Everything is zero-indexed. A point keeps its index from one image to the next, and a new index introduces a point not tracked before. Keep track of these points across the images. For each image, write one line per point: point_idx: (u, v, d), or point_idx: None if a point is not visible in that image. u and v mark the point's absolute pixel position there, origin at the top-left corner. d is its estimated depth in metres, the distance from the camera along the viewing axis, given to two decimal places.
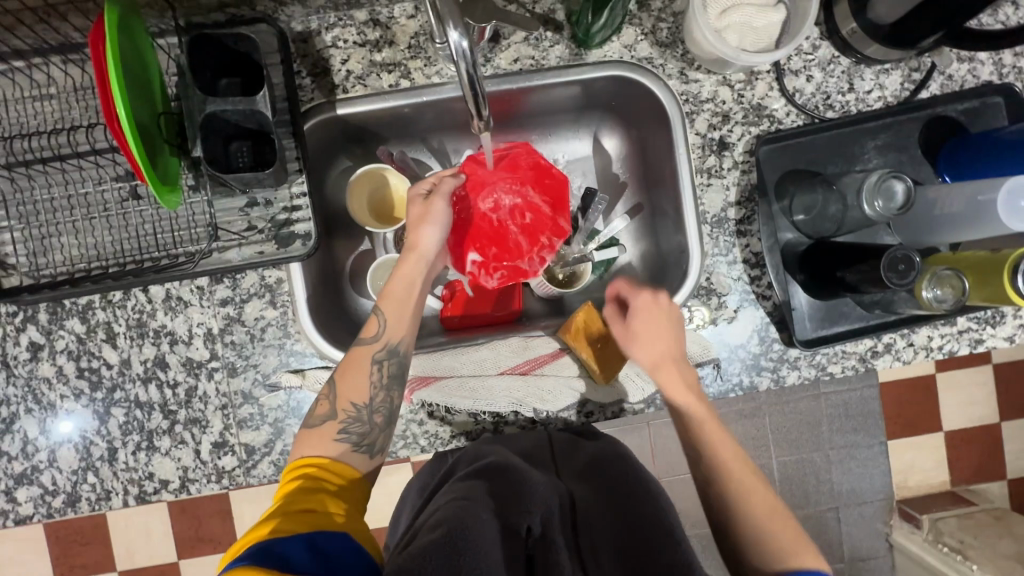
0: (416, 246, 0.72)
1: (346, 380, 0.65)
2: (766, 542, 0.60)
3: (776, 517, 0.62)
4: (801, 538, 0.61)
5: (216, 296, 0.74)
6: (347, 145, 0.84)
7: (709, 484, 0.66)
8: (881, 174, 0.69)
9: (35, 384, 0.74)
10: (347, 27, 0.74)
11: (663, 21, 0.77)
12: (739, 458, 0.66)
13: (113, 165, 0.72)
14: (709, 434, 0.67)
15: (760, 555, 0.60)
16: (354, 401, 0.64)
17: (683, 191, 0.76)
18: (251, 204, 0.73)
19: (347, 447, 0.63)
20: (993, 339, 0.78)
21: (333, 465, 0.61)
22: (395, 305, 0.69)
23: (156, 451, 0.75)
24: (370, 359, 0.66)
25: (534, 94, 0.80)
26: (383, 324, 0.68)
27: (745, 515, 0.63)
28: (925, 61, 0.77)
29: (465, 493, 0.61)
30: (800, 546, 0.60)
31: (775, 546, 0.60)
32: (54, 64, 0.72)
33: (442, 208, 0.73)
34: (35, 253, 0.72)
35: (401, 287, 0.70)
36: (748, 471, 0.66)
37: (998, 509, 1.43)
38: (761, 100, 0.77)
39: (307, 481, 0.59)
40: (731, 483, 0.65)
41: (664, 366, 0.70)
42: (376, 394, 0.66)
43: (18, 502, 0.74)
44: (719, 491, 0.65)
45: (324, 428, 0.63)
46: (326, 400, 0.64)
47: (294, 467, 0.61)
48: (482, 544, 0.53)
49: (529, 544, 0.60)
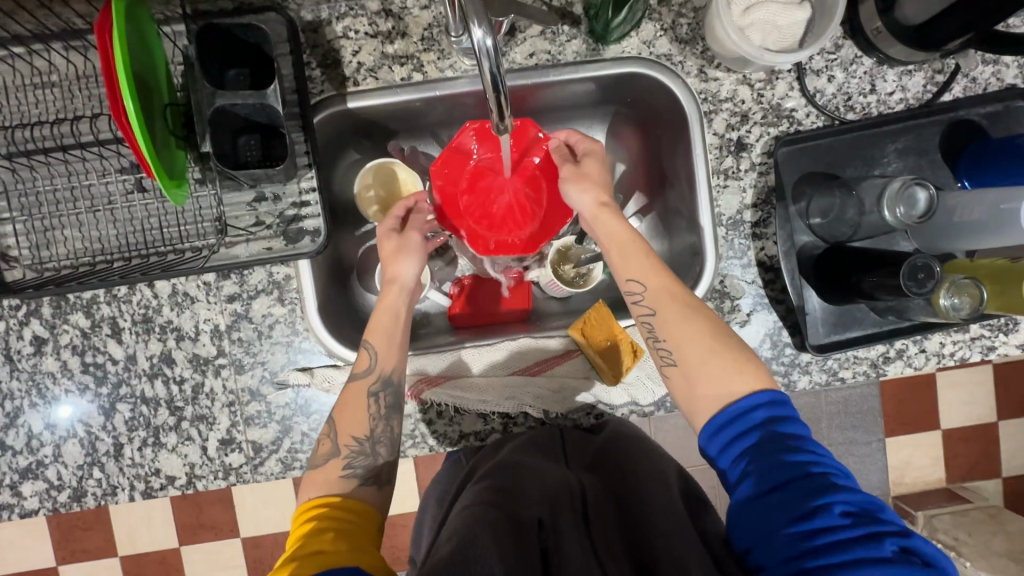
0: (395, 279, 0.71)
1: (345, 414, 0.67)
2: (713, 370, 0.61)
3: (717, 343, 0.62)
4: (745, 358, 0.61)
5: (223, 292, 0.73)
6: (356, 138, 0.82)
7: (654, 313, 0.65)
8: (904, 180, 0.68)
9: (39, 378, 0.73)
10: (359, 17, 0.72)
11: (684, 16, 0.75)
12: (680, 288, 0.65)
13: (117, 157, 0.71)
14: (649, 265, 0.66)
15: (706, 382, 0.61)
16: (354, 435, 0.65)
17: (699, 192, 0.76)
18: (258, 198, 0.72)
19: (356, 483, 0.64)
20: (1006, 346, 0.78)
21: (339, 503, 0.61)
22: (381, 335, 0.69)
23: (163, 447, 0.74)
24: (366, 393, 0.67)
25: (548, 90, 0.78)
26: (374, 355, 0.68)
27: (689, 345, 0.62)
28: (949, 62, 0.75)
29: (476, 499, 0.62)
30: (745, 367, 0.60)
31: (719, 370, 0.60)
32: (55, 51, 0.69)
33: (416, 238, 0.73)
34: (38, 246, 0.70)
35: (386, 318, 0.70)
36: (689, 300, 0.65)
37: (993, 506, 1.45)
38: (781, 100, 0.76)
39: (316, 523, 0.58)
40: (673, 312, 0.64)
41: (603, 208, 0.70)
42: (375, 426, 0.67)
43: (23, 496, 0.74)
44: (664, 321, 0.64)
45: (329, 466, 0.64)
46: (328, 440, 0.65)
47: (302, 512, 0.60)
48: (487, 548, 0.53)
49: (543, 536, 0.61)
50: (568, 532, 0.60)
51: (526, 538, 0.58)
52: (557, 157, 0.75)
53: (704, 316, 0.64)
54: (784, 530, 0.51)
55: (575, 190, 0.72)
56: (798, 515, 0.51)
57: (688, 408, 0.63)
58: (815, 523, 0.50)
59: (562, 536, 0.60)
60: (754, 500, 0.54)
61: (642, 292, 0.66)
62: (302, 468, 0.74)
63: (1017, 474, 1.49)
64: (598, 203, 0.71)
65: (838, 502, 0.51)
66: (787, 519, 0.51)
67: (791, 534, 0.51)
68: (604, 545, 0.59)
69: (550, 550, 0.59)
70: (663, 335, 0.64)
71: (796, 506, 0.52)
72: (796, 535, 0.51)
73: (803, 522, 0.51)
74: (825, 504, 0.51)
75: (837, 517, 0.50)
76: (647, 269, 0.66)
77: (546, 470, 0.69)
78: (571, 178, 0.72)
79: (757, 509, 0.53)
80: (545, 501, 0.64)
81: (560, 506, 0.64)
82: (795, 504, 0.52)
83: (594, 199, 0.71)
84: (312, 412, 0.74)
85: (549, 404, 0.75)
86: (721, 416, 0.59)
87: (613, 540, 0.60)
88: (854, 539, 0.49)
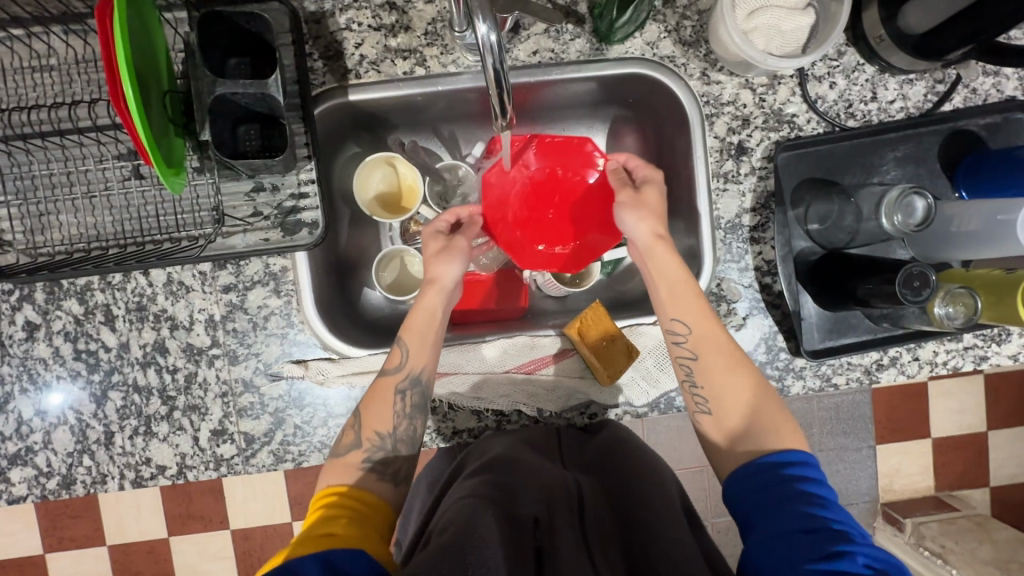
0: (436, 280, 0.72)
1: (372, 409, 0.67)
2: (750, 426, 0.64)
3: (756, 399, 0.65)
4: (782, 421, 0.63)
5: (218, 283, 0.73)
6: (356, 131, 0.82)
7: (695, 357, 0.67)
8: (901, 189, 0.68)
9: (30, 364, 0.73)
10: (362, 9, 0.72)
11: (688, 18, 0.75)
12: (724, 340, 0.67)
13: (115, 143, 0.70)
14: (696, 308, 0.68)
15: (740, 433, 0.64)
16: (379, 429, 0.66)
17: (699, 196, 0.76)
18: (257, 188, 0.71)
19: (370, 474, 0.64)
20: (998, 356, 0.79)
21: (352, 492, 0.61)
22: (417, 335, 0.69)
23: (154, 437, 0.74)
24: (394, 390, 0.67)
25: (552, 88, 0.78)
26: (407, 353, 0.68)
27: (727, 397, 0.65)
28: (950, 73, 0.76)
29: (473, 489, 0.62)
30: (780, 430, 0.63)
31: (754, 425, 0.64)
32: (54, 34, 0.69)
33: (463, 243, 0.74)
34: (32, 230, 0.70)
35: (422, 317, 0.70)
36: (732, 352, 0.67)
37: (980, 515, 1.46)
38: (783, 105, 0.76)
39: (326, 508, 0.59)
40: (717, 362, 0.66)
41: (658, 240, 0.70)
42: (399, 424, 0.67)
43: (11, 482, 0.73)
44: (705, 368, 0.66)
45: (349, 456, 0.64)
46: (351, 432, 0.66)
47: (316, 499, 0.61)
48: (489, 540, 0.54)
49: (538, 534, 0.61)
50: (564, 530, 0.61)
51: (522, 535, 0.59)
52: (615, 179, 0.75)
53: (744, 369, 0.66)
54: (804, 567, 0.50)
55: (632, 217, 0.71)
56: (820, 555, 0.50)
57: (719, 459, 0.65)
58: (836, 566, 0.49)
59: (559, 535, 0.60)
60: (776, 538, 0.53)
61: (685, 334, 0.67)
62: (294, 460, 0.74)
63: (1004, 484, 1.50)
64: (654, 235, 0.70)
65: (864, 553, 0.50)
66: (808, 557, 0.51)
67: (811, 571, 0.50)
68: (598, 545, 0.61)
69: (544, 549, 0.59)
70: (702, 380, 0.67)
71: (819, 546, 0.51)
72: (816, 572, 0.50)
73: (826, 561, 0.50)
74: (850, 551, 0.50)
75: (860, 566, 0.49)
76: (693, 312, 0.67)
77: (545, 470, 0.69)
78: (629, 203, 0.72)
79: (778, 543, 0.53)
80: (542, 500, 0.65)
81: (557, 505, 0.65)
82: (817, 545, 0.51)
83: (650, 230, 0.71)
84: (305, 404, 0.74)
85: (543, 402, 0.75)
86: (754, 467, 0.61)
87: (609, 543, 0.62)
88: None
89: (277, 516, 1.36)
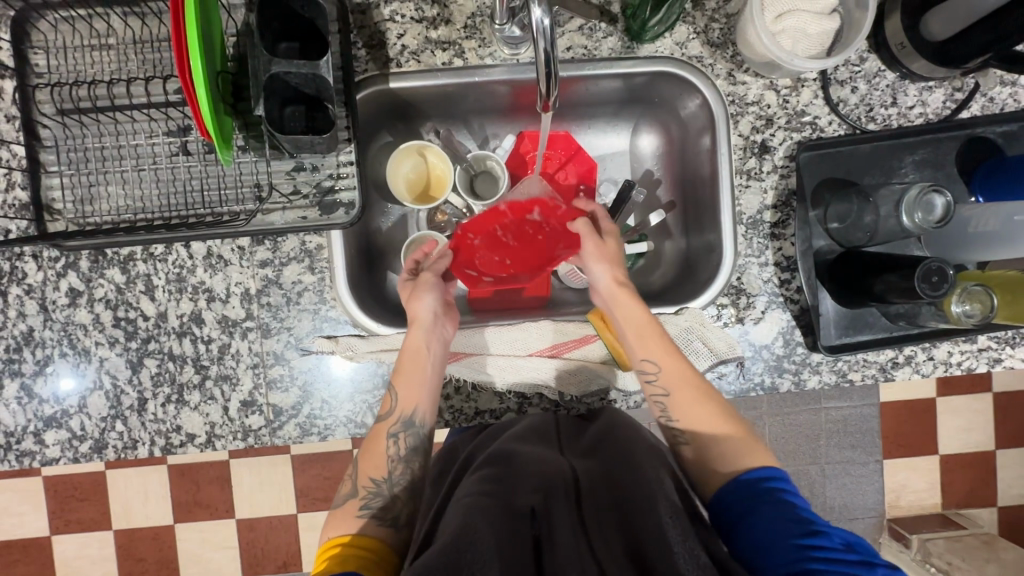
0: (416, 319, 0.74)
1: (367, 456, 0.70)
2: (723, 451, 0.65)
3: (726, 426, 0.67)
4: (752, 441, 0.66)
5: (256, 258, 0.75)
6: (391, 121, 0.85)
7: (667, 394, 0.70)
8: (921, 188, 0.69)
9: (71, 330, 0.75)
10: (406, 2, 0.75)
11: (717, 21, 0.78)
12: (692, 371, 0.70)
13: (165, 119, 0.73)
14: (660, 344, 0.70)
15: (718, 458, 0.65)
16: (373, 476, 0.69)
17: (723, 191, 0.78)
18: (298, 168, 0.74)
19: (368, 520, 0.65)
20: (1012, 359, 0.80)
21: (355, 540, 0.63)
22: (405, 379, 0.71)
23: (186, 405, 0.76)
24: (387, 433, 0.70)
25: (582, 84, 0.81)
26: (396, 399, 0.71)
27: (699, 426, 0.68)
28: (969, 81, 0.78)
29: (477, 486, 0.65)
30: (753, 449, 0.65)
31: (730, 449, 0.65)
32: (114, 15, 0.73)
33: (430, 277, 0.76)
34: (81, 201, 0.72)
35: (407, 360, 0.72)
36: (700, 384, 0.69)
37: (987, 534, 1.45)
38: (805, 107, 0.79)
39: (331, 560, 0.61)
40: (686, 394, 0.69)
41: (620, 285, 0.74)
42: (394, 467, 0.69)
43: (45, 444, 0.75)
44: (676, 403, 0.69)
45: (348, 505, 0.67)
46: (348, 480, 0.69)
47: (321, 553, 0.63)
48: (483, 533, 0.56)
49: (535, 524, 0.63)
50: (561, 523, 0.62)
51: (520, 526, 0.61)
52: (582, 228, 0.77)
53: (713, 401, 0.69)
54: (788, 542, 0.56)
55: (597, 266, 0.75)
56: (803, 531, 0.56)
57: (700, 483, 0.67)
58: (815, 541, 0.55)
59: (555, 526, 0.62)
60: (761, 518, 0.58)
61: (655, 372, 0.70)
62: (320, 434, 0.76)
63: (1012, 504, 1.49)
64: (616, 281, 0.74)
65: (838, 532, 0.56)
66: (792, 534, 0.56)
67: (795, 545, 0.55)
68: (599, 539, 0.62)
69: (542, 539, 0.62)
70: (675, 415, 0.69)
71: (801, 525, 0.57)
72: (800, 546, 0.55)
73: (807, 537, 0.55)
74: (827, 529, 0.56)
75: (836, 542, 0.55)
76: (658, 349, 0.70)
77: (542, 457, 0.69)
78: (591, 255, 0.76)
79: (765, 526, 0.58)
80: (540, 490, 0.66)
81: (553, 495, 0.66)
82: (798, 523, 0.57)
83: (612, 277, 0.74)
84: (332, 380, 0.76)
85: (565, 386, 0.78)
86: (733, 487, 0.63)
87: (609, 537, 0.62)
88: (850, 560, 0.53)
89: (283, 507, 1.36)
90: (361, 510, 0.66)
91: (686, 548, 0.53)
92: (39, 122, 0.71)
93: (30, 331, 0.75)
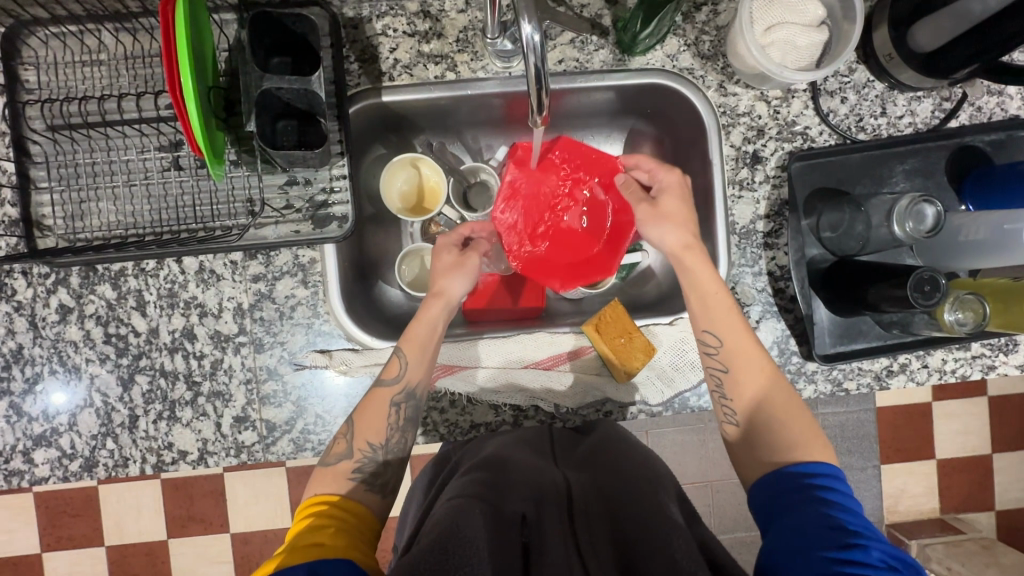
0: (443, 295, 0.73)
1: (364, 421, 0.68)
2: (779, 440, 0.64)
3: (784, 411, 0.66)
4: (810, 433, 0.65)
5: (249, 272, 0.75)
6: (383, 133, 0.85)
7: (726, 370, 0.68)
8: (911, 198, 0.72)
9: (61, 346, 0.74)
10: (398, 16, 0.76)
11: (707, 33, 0.79)
12: (756, 350, 0.68)
13: (157, 135, 0.73)
14: (729, 321, 0.68)
15: (766, 443, 0.65)
16: (370, 440, 0.67)
17: (715, 202, 0.79)
18: (290, 182, 0.74)
19: (357, 485, 0.65)
20: (1005, 366, 0.80)
21: (342, 502, 0.63)
22: (417, 350, 0.70)
23: (177, 422, 0.75)
24: (389, 400, 0.69)
25: (575, 95, 0.82)
26: (405, 366, 0.69)
27: (755, 409, 0.66)
28: (957, 90, 0.79)
29: (464, 489, 0.63)
30: (811, 442, 0.64)
31: (783, 437, 0.64)
32: (106, 31, 0.73)
33: (475, 263, 0.75)
34: (72, 217, 0.72)
35: (424, 331, 0.71)
36: (761, 363, 0.67)
37: (986, 538, 1.45)
38: (796, 118, 0.79)
39: (317, 517, 0.60)
40: (746, 373, 0.67)
41: (687, 250, 0.71)
42: (391, 435, 0.68)
43: (35, 463, 0.74)
44: (735, 380, 0.68)
45: (339, 470, 0.65)
46: (343, 440, 0.67)
47: (305, 507, 0.63)
48: (477, 545, 0.54)
49: (525, 531, 0.63)
50: (551, 530, 0.62)
51: (509, 534, 0.60)
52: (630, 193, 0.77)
53: (775, 383, 0.67)
54: (818, 554, 0.54)
55: (658, 230, 0.73)
56: (838, 545, 0.54)
57: (743, 463, 0.67)
58: (851, 556, 0.52)
59: (548, 532, 0.62)
60: (790, 527, 0.57)
61: (717, 347, 0.68)
62: (313, 450, 0.75)
63: (1010, 508, 1.49)
64: (682, 247, 0.71)
65: (877, 547, 0.53)
66: (826, 546, 0.54)
67: (826, 558, 0.53)
68: (588, 542, 0.62)
69: (530, 546, 0.61)
70: (731, 395, 0.68)
71: (838, 538, 0.54)
72: (833, 560, 0.53)
73: (842, 552, 0.53)
74: (865, 544, 0.53)
75: (874, 559, 0.52)
76: (726, 326, 0.68)
77: (535, 470, 0.70)
78: (649, 218, 0.73)
79: (797, 536, 0.56)
80: (531, 499, 0.67)
81: (545, 504, 0.67)
82: (829, 537, 0.54)
83: (679, 240, 0.71)
84: (325, 394, 0.75)
85: (561, 399, 0.77)
86: (778, 475, 0.62)
87: (598, 538, 0.63)
88: None
89: (278, 521, 1.35)
90: (351, 477, 0.65)
91: (684, 552, 0.54)
92: (29, 138, 0.71)
93: (20, 348, 0.74)
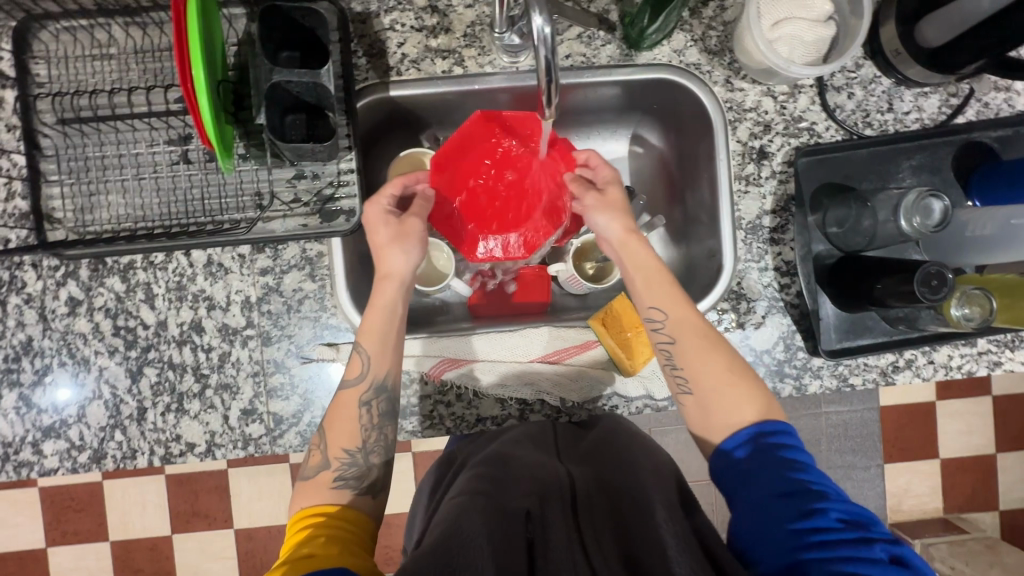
0: (393, 275, 0.71)
1: (336, 429, 0.68)
2: (731, 403, 0.64)
3: (735, 377, 0.65)
4: (759, 393, 0.65)
5: (256, 266, 0.75)
6: (390, 128, 0.85)
7: (673, 342, 0.68)
8: (918, 193, 0.71)
9: (70, 339, 0.75)
10: (406, 12, 0.76)
11: (714, 29, 0.79)
12: (699, 320, 0.68)
13: (167, 128, 0.73)
14: (671, 292, 0.69)
15: (719, 411, 0.64)
16: (347, 447, 0.67)
17: (721, 195, 0.78)
18: (298, 176, 0.74)
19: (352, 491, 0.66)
20: (1012, 362, 0.80)
21: (334, 512, 0.64)
22: (376, 338, 0.69)
23: (185, 414, 0.75)
24: (357, 402, 0.68)
25: (581, 91, 0.82)
26: (366, 360, 0.68)
27: (703, 378, 0.66)
28: (963, 86, 0.79)
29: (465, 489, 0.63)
30: (760, 403, 0.64)
31: (732, 402, 0.64)
32: (116, 25, 0.73)
33: (417, 227, 0.73)
34: (81, 210, 0.72)
35: (379, 318, 0.70)
36: (707, 334, 0.67)
37: (990, 538, 1.44)
38: (803, 113, 0.79)
39: (310, 530, 0.61)
40: (694, 344, 0.67)
41: (630, 234, 0.73)
42: (367, 436, 0.68)
43: (44, 454, 0.74)
44: (682, 351, 0.67)
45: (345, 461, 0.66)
46: (318, 451, 0.67)
47: (297, 523, 0.63)
48: (475, 540, 0.54)
49: (530, 526, 0.61)
50: (555, 525, 0.62)
51: (511, 527, 0.59)
52: (577, 186, 0.77)
53: (723, 351, 0.67)
54: (782, 527, 0.54)
55: (604, 215, 0.74)
56: (798, 514, 0.54)
57: (703, 435, 0.66)
58: (812, 523, 0.53)
59: (551, 526, 0.61)
60: (752, 500, 0.57)
61: (663, 321, 0.68)
62: None
63: (1014, 507, 1.49)
64: (626, 231, 0.73)
65: (836, 508, 0.55)
66: (788, 517, 0.55)
67: (790, 529, 0.54)
68: (591, 534, 0.61)
69: (535, 540, 0.60)
70: (681, 363, 0.67)
71: (797, 506, 0.55)
72: (796, 530, 0.53)
73: (803, 520, 0.54)
74: (823, 508, 0.54)
75: (833, 521, 0.54)
76: (667, 299, 0.69)
77: (536, 463, 0.70)
78: (596, 205, 0.75)
79: (758, 510, 0.56)
80: (534, 493, 0.66)
81: (548, 498, 0.66)
82: (790, 503, 0.55)
83: (622, 225, 0.73)
84: (333, 387, 0.76)
85: (567, 393, 0.77)
86: (748, 438, 0.62)
87: (600, 529, 0.63)
88: (846, 539, 0.52)
89: (282, 517, 1.35)
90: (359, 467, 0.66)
91: (679, 545, 0.54)
92: (40, 131, 0.72)
93: (29, 340, 0.74)
